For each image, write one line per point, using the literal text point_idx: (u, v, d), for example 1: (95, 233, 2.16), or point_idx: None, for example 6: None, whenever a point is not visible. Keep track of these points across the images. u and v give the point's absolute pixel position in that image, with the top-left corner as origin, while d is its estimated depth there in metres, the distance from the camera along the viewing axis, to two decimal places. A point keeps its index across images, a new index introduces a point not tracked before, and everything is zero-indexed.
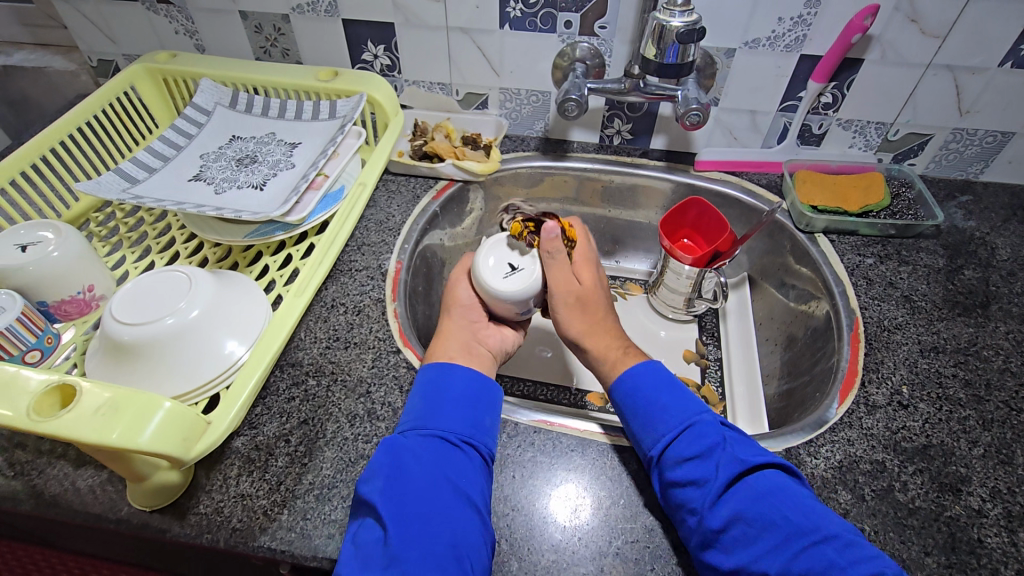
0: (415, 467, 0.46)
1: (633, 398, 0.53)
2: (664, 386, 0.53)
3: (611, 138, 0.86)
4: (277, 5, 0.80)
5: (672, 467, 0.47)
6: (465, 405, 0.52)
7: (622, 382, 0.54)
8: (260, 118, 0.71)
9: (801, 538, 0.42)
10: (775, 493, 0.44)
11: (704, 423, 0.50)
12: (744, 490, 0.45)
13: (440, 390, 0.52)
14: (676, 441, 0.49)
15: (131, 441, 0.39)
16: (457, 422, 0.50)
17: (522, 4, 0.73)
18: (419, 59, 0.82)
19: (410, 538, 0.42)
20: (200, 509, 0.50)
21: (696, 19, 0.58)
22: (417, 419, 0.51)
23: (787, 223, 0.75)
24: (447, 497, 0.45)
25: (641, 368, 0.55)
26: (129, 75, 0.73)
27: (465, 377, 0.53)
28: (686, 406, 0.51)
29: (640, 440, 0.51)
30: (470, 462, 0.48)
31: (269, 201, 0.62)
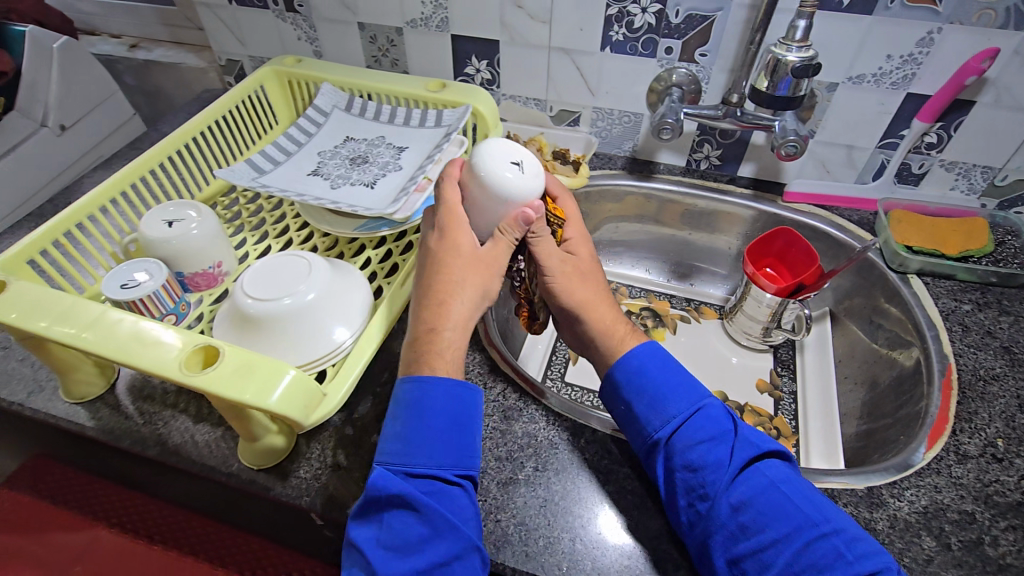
0: (399, 514, 0.44)
1: (652, 375, 0.54)
2: (665, 367, 0.54)
3: (698, 163, 0.87)
4: (394, 19, 0.86)
5: (683, 450, 0.49)
6: (456, 431, 0.48)
7: (627, 363, 0.55)
8: (372, 122, 0.77)
9: (810, 530, 0.44)
10: (784, 484, 0.47)
11: (711, 407, 0.52)
12: (756, 480, 0.47)
13: (422, 413, 0.47)
14: (686, 424, 0.51)
15: (262, 400, 0.44)
16: (441, 455, 0.47)
17: (626, 28, 0.75)
18: (519, 75, 0.87)
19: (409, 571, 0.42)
20: (300, 473, 0.54)
21: (812, 54, 0.59)
22: (402, 453, 0.46)
23: (878, 261, 0.73)
24: (445, 543, 0.43)
25: (643, 351, 0.55)
26: (261, 76, 0.81)
27: (450, 393, 0.48)
28: (695, 389, 0.53)
29: (647, 422, 0.52)
30: (465, 499, 0.47)
31: (379, 199, 0.67)
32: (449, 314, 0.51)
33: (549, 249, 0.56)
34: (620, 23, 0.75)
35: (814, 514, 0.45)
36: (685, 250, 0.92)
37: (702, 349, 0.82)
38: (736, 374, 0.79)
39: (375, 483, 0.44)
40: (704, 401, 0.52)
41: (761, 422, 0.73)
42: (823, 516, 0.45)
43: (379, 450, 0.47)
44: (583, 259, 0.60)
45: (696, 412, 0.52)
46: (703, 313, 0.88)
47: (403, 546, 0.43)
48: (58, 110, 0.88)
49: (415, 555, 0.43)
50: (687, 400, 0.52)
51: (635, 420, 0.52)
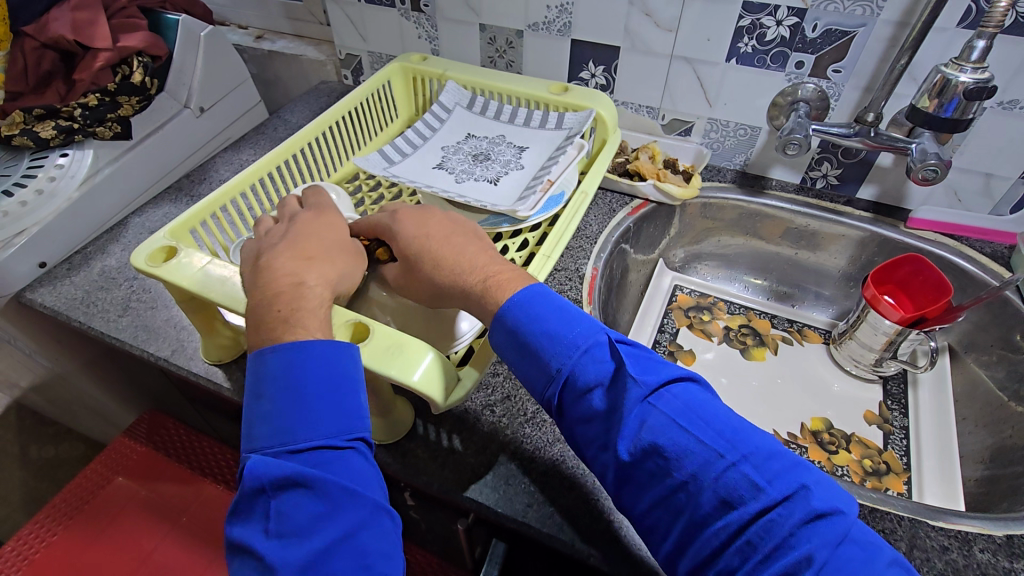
0: (283, 496, 0.38)
1: (528, 323, 0.46)
2: (556, 311, 0.47)
3: (814, 181, 0.84)
4: (515, 22, 0.89)
5: (578, 399, 0.44)
6: (332, 394, 0.42)
7: (503, 320, 0.47)
8: (493, 121, 0.79)
9: (718, 464, 0.38)
10: (688, 414, 0.41)
11: (598, 346, 0.45)
12: (654, 419, 0.41)
13: (298, 382, 0.42)
14: (578, 368, 0.44)
15: (406, 377, 0.46)
16: (325, 423, 0.41)
17: (756, 40, 0.75)
18: (634, 83, 0.87)
19: (302, 553, 0.36)
20: (418, 452, 0.57)
21: (988, 77, 0.57)
22: (279, 431, 0.40)
23: (1015, 299, 0.69)
24: (342, 510, 0.38)
25: (519, 296, 0.48)
26: (389, 71, 0.85)
27: (321, 357, 0.43)
28: (577, 326, 0.46)
29: (540, 375, 0.46)
30: (361, 462, 0.41)
31: (503, 196, 0.69)
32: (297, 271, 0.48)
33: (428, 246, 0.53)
34: (750, 35, 0.74)
35: (719, 445, 0.39)
36: (789, 270, 0.90)
37: (804, 373, 0.80)
38: (841, 402, 0.76)
39: (251, 473, 0.39)
40: (591, 340, 0.45)
41: (868, 455, 0.70)
42: (729, 444, 0.39)
43: (251, 434, 0.41)
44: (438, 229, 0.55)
45: (584, 353, 0.45)
46: (806, 335, 0.85)
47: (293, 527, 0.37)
48: (200, 93, 0.94)
49: (314, 536, 0.37)
50: (568, 342, 0.45)
51: (532, 373, 0.46)
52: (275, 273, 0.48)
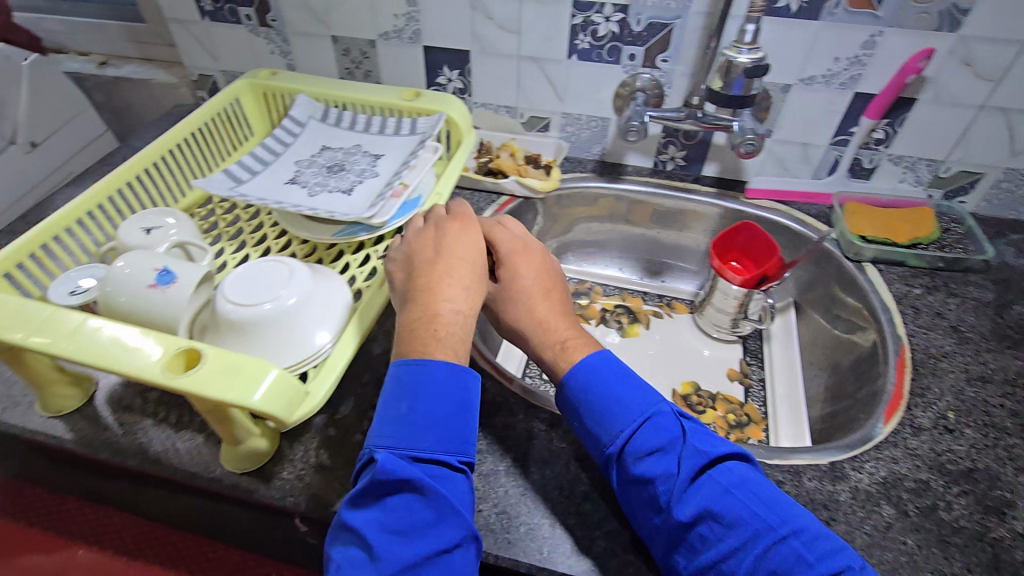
0: (396, 496, 0.43)
1: (595, 389, 0.50)
2: (618, 377, 0.51)
3: (664, 164, 0.91)
4: (365, 31, 0.89)
5: (642, 464, 0.47)
6: (451, 416, 0.46)
7: (575, 376, 0.51)
8: (348, 131, 0.79)
9: (770, 536, 0.42)
10: (741, 488, 0.44)
11: (660, 415, 0.49)
12: (705, 490, 0.44)
13: (423, 394, 0.46)
14: (640, 433, 0.48)
15: (244, 399, 0.45)
16: (444, 441, 0.46)
17: (591, 37, 0.79)
18: (490, 85, 0.90)
19: (405, 553, 0.41)
20: (283, 475, 0.56)
21: (761, 56, 0.65)
22: (394, 436, 0.45)
23: (836, 251, 0.77)
24: (447, 520, 0.42)
25: (593, 359, 0.52)
26: (236, 88, 0.82)
27: (451, 377, 0.48)
28: (644, 395, 0.50)
29: (598, 435, 0.49)
30: (464, 486, 0.46)
31: (358, 204, 0.68)
32: (444, 293, 0.54)
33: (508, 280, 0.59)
34: (585, 32, 0.79)
35: (770, 519, 0.42)
36: (655, 248, 0.95)
37: (673, 344, 0.85)
38: (707, 365, 0.82)
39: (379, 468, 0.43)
40: (654, 408, 0.49)
41: (732, 409, 0.76)
42: (781, 519, 0.43)
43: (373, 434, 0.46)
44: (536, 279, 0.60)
45: (645, 422, 0.48)
46: (674, 308, 0.91)
47: (398, 527, 0.42)
48: (28, 127, 0.87)
49: (419, 539, 0.41)
50: (635, 409, 0.49)
51: (591, 434, 0.50)
52: (432, 297, 0.53)
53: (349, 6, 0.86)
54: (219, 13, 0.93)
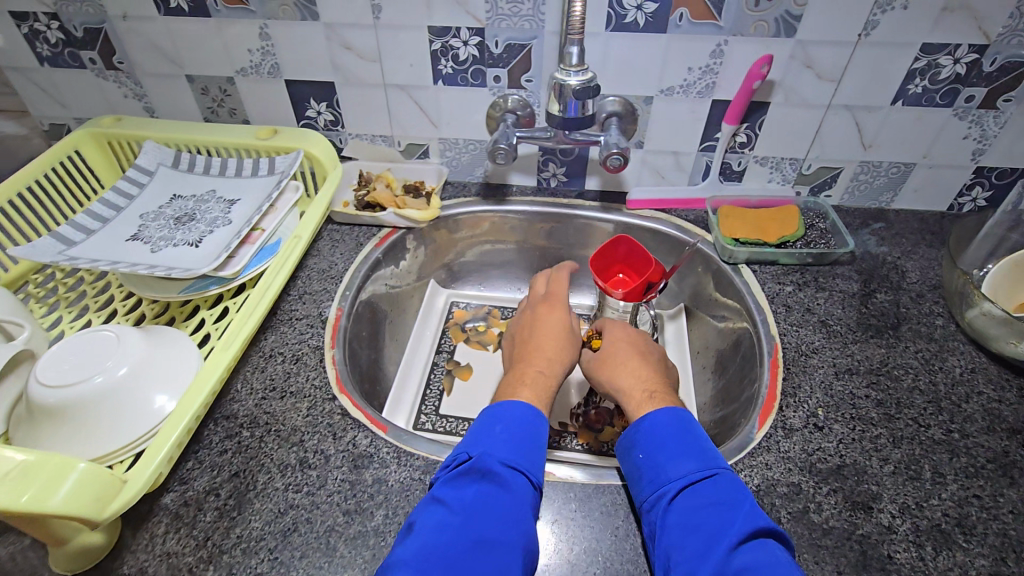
0: (499, 494, 0.46)
1: (660, 444, 0.53)
2: (689, 436, 0.53)
3: (548, 181, 0.90)
4: (221, 68, 0.83)
5: (685, 510, 0.47)
6: (534, 445, 0.51)
7: (641, 427, 0.54)
8: (201, 176, 0.74)
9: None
10: (778, 563, 0.42)
11: (726, 476, 0.49)
12: (751, 551, 0.43)
13: (516, 423, 0.52)
14: (700, 485, 0.49)
15: (41, 505, 0.40)
16: (530, 462, 0.50)
17: (453, 62, 0.77)
18: (361, 116, 0.86)
19: (476, 538, 0.43)
20: (124, 569, 0.49)
21: (589, 77, 0.64)
22: (491, 443, 0.50)
23: (712, 254, 0.79)
24: (509, 529, 0.44)
25: (672, 415, 0.55)
26: (74, 139, 0.76)
27: (531, 415, 0.53)
28: (710, 453, 0.51)
29: (661, 475, 0.50)
30: (534, 505, 0.48)
31: (205, 257, 0.63)
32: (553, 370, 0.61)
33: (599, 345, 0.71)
34: (446, 57, 0.77)
35: None
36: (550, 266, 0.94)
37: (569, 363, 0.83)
38: None
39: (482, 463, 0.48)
40: (721, 469, 0.50)
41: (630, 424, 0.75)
42: None
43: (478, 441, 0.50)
44: (613, 344, 0.67)
45: (710, 478, 0.49)
46: None
47: (485, 517, 0.45)
48: None
49: (489, 528, 0.44)
50: (704, 463, 0.50)
51: (651, 474, 0.51)
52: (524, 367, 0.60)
53: (199, 43, 0.81)
54: (59, 58, 0.85)
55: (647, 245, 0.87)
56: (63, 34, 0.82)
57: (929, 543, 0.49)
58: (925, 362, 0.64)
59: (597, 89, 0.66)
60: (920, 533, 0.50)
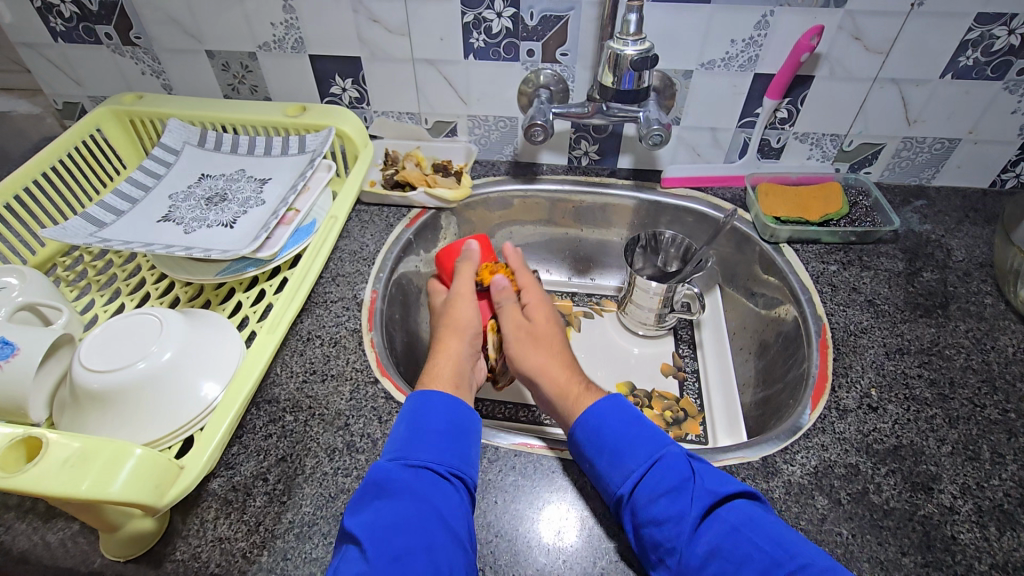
0: (406, 498, 0.46)
1: (597, 441, 0.51)
2: (625, 422, 0.52)
3: (579, 160, 0.88)
4: (243, 43, 0.80)
5: (644, 508, 0.46)
6: (452, 437, 0.51)
7: (587, 420, 0.53)
8: (229, 155, 0.73)
9: (777, 570, 0.42)
10: (747, 527, 0.44)
11: (669, 455, 0.49)
12: (717, 525, 0.45)
13: (425, 420, 0.52)
14: (647, 477, 0.48)
15: (102, 491, 0.39)
16: (441, 456, 0.50)
17: (485, 35, 0.75)
18: (387, 92, 0.84)
19: (394, 553, 0.43)
20: (177, 556, 0.48)
21: (648, 46, 0.62)
22: (402, 449, 0.50)
23: (753, 234, 0.77)
24: (435, 531, 0.44)
25: (598, 406, 0.53)
26: (95, 117, 0.73)
27: (447, 407, 0.53)
28: (653, 439, 0.51)
29: (610, 480, 0.49)
30: (458, 496, 0.48)
31: (240, 239, 0.63)
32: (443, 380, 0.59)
33: (513, 314, 0.66)
34: (478, 30, 0.74)
35: (776, 554, 0.42)
36: (580, 247, 0.92)
37: (602, 343, 0.83)
38: (640, 364, 0.80)
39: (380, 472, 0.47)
40: (662, 450, 0.49)
41: (669, 405, 0.75)
42: (787, 554, 0.42)
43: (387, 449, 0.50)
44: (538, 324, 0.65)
45: (655, 463, 0.49)
46: (604, 305, 0.89)
47: (393, 530, 0.44)
48: None
49: (402, 538, 0.44)
50: (643, 452, 0.49)
51: (601, 480, 0.50)
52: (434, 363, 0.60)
53: (219, 17, 0.77)
54: (73, 33, 0.81)
55: (681, 224, 0.85)
56: (77, 7, 0.78)
57: (993, 523, 0.49)
58: (976, 342, 0.63)
59: (656, 60, 0.64)
60: (983, 513, 0.49)
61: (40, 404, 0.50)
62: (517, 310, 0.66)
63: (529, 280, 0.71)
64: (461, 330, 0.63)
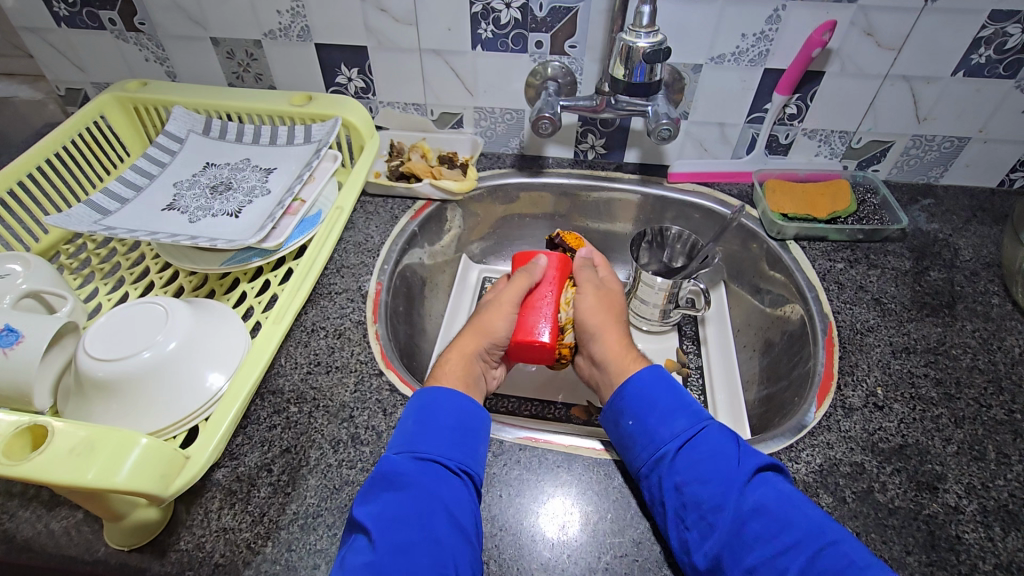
0: (414, 488, 0.46)
1: (642, 401, 0.54)
2: (670, 392, 0.55)
3: (585, 153, 0.87)
4: (249, 31, 0.79)
5: (686, 465, 0.48)
6: (457, 432, 0.51)
7: (628, 388, 0.56)
8: (234, 144, 0.73)
9: (813, 542, 0.43)
10: (785, 499, 0.46)
11: (713, 427, 0.52)
12: (763, 489, 0.46)
13: (434, 413, 0.52)
14: (693, 440, 0.51)
15: (108, 480, 0.39)
16: (448, 449, 0.50)
17: (493, 25, 0.74)
18: (394, 82, 0.83)
19: (397, 544, 0.43)
20: (181, 545, 0.48)
21: (660, 39, 0.62)
22: (410, 442, 0.50)
23: (759, 230, 0.77)
24: (440, 526, 0.44)
25: (642, 379, 0.56)
26: (99, 104, 0.72)
27: (455, 401, 0.53)
28: (693, 411, 0.53)
29: (654, 437, 0.52)
30: (466, 492, 0.48)
31: (245, 229, 0.62)
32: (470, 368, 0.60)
33: (591, 276, 0.70)
34: (486, 20, 0.73)
35: (811, 529, 0.43)
36: (585, 241, 0.92)
37: None
38: None
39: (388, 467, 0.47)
40: (702, 423, 0.52)
41: None
42: (820, 529, 0.44)
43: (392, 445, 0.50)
44: (613, 289, 0.70)
45: (700, 430, 0.51)
46: None
47: (397, 522, 0.44)
48: None
49: (409, 528, 0.44)
50: (688, 419, 0.52)
51: (641, 439, 0.52)
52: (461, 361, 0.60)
53: (224, 4, 0.76)
54: (76, 19, 0.80)
55: (687, 220, 0.85)
56: None
57: (998, 523, 0.49)
58: (983, 342, 0.63)
59: (669, 53, 0.63)
60: (988, 513, 0.49)
61: (44, 392, 0.50)
62: (595, 274, 0.71)
63: (604, 260, 0.75)
64: (486, 337, 0.63)
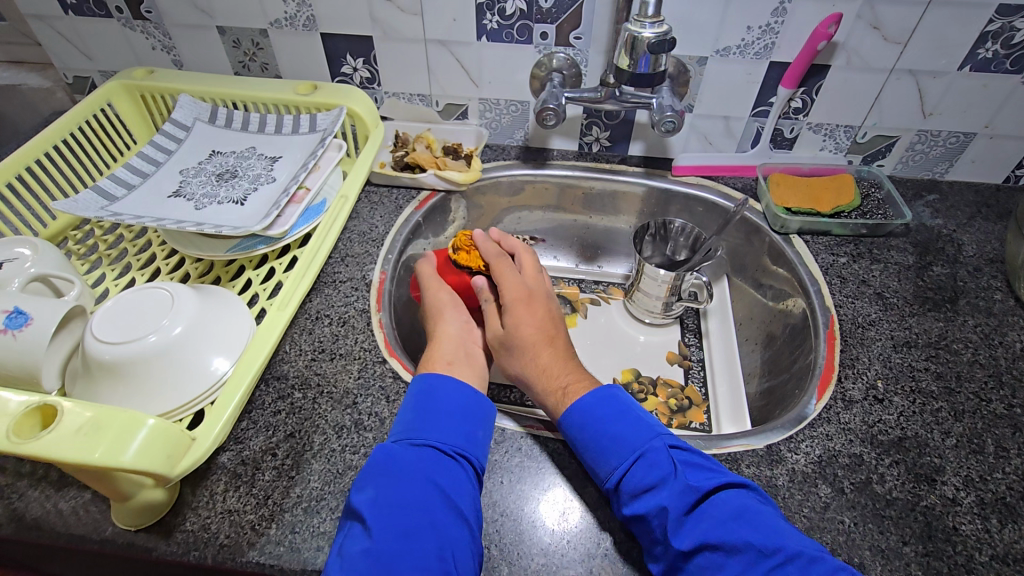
0: (409, 475, 0.47)
1: (580, 437, 0.51)
2: (614, 413, 0.51)
3: (590, 146, 0.87)
4: (255, 20, 0.79)
5: (628, 502, 0.46)
6: (457, 418, 0.51)
7: (571, 414, 0.52)
8: (240, 133, 0.73)
9: (765, 560, 0.41)
10: (739, 517, 0.44)
11: (653, 450, 0.48)
12: (705, 520, 0.44)
13: (432, 401, 0.52)
14: (630, 471, 0.47)
15: (116, 459, 0.40)
16: (447, 435, 0.50)
17: (499, 16, 0.74)
18: (398, 72, 0.83)
19: (395, 530, 0.43)
20: (187, 526, 0.49)
21: (665, 29, 0.62)
22: (408, 429, 0.51)
23: (763, 224, 0.77)
24: (436, 507, 0.45)
25: (580, 403, 0.52)
26: (106, 91, 0.73)
27: (455, 390, 0.53)
28: (641, 431, 0.50)
29: (598, 473, 0.49)
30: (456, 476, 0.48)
31: (251, 216, 0.63)
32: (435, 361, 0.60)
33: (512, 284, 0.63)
34: (492, 11, 0.73)
35: (763, 544, 0.42)
36: (588, 233, 0.92)
37: (609, 332, 0.83)
38: (647, 352, 0.80)
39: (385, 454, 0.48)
40: (645, 445, 0.49)
41: (674, 393, 0.75)
42: (775, 544, 0.42)
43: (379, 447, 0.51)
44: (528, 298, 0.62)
45: (637, 458, 0.48)
46: (612, 293, 0.89)
47: (396, 507, 0.45)
48: None
49: (406, 514, 0.44)
50: (627, 447, 0.48)
51: (590, 471, 0.50)
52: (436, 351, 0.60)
53: None
54: (84, 6, 0.81)
55: (690, 214, 0.85)
56: None
57: (995, 515, 0.49)
58: (985, 336, 0.63)
59: (674, 43, 0.63)
60: (986, 505, 0.50)
61: (52, 374, 0.51)
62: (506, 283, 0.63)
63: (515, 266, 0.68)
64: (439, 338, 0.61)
